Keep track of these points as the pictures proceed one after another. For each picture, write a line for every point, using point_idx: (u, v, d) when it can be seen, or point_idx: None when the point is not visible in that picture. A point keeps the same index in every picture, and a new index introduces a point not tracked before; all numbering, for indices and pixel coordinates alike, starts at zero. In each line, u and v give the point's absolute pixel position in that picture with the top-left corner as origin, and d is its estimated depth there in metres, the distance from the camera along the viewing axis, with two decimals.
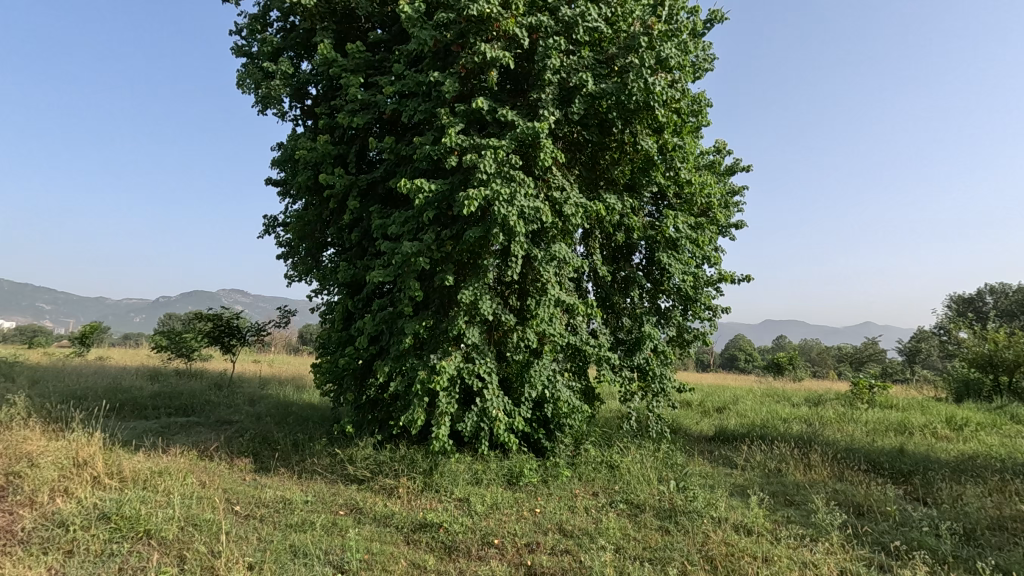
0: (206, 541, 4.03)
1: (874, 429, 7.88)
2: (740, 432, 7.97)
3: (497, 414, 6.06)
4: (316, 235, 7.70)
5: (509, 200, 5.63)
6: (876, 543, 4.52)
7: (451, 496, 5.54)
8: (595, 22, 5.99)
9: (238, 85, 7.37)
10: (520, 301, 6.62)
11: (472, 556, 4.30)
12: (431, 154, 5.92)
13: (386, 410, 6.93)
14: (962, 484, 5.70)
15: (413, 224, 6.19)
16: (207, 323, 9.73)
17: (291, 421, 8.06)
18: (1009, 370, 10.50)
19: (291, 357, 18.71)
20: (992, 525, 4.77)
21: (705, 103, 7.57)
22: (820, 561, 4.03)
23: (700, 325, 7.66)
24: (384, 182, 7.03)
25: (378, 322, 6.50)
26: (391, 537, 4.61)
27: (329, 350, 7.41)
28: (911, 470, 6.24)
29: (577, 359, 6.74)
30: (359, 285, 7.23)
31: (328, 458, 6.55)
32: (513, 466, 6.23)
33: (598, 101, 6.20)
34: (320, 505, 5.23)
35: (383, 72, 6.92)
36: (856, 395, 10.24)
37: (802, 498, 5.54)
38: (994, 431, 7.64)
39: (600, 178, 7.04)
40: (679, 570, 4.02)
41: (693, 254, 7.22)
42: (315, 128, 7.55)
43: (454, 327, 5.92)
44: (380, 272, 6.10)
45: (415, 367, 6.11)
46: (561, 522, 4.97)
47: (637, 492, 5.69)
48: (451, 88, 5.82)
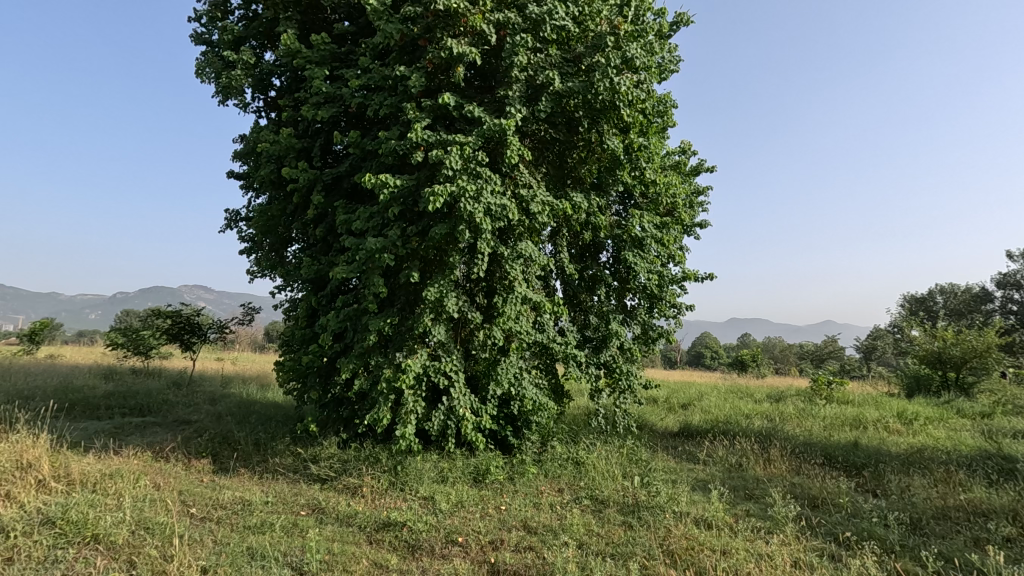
0: (157, 546, 3.89)
1: (831, 423, 8.19)
2: (704, 428, 8.14)
3: (463, 413, 6.04)
4: (280, 231, 7.52)
5: (475, 197, 5.61)
6: (828, 534, 4.70)
7: (416, 495, 5.49)
8: (561, 21, 5.97)
9: (197, 74, 7.15)
10: (487, 299, 6.66)
11: (436, 555, 4.27)
12: (397, 149, 5.86)
13: (351, 408, 6.83)
14: (910, 476, 5.97)
15: (379, 220, 6.11)
16: (165, 320, 9.35)
17: (253, 421, 7.85)
18: (957, 367, 11.03)
19: (256, 355, 18.25)
20: (936, 514, 5.01)
21: (671, 104, 7.70)
22: (775, 553, 4.14)
23: (666, 323, 7.76)
24: (349, 177, 6.92)
25: (343, 319, 6.39)
26: (353, 537, 4.54)
27: (293, 347, 7.25)
28: (863, 463, 6.50)
29: (545, 356, 6.79)
30: (323, 281, 7.11)
31: (291, 458, 6.41)
32: (480, 463, 6.23)
33: (565, 100, 6.28)
34: (280, 507, 5.11)
35: (350, 65, 6.78)
36: (815, 391, 10.61)
37: (761, 492, 5.71)
38: (941, 424, 8.02)
39: (568, 176, 7.11)
40: (640, 564, 4.08)
41: (658, 253, 7.36)
42: (279, 121, 7.37)
43: (420, 325, 5.87)
44: (344, 268, 5.97)
45: (380, 365, 6.05)
46: (526, 519, 5.00)
47: (601, 488, 5.76)
48: (417, 83, 5.76)
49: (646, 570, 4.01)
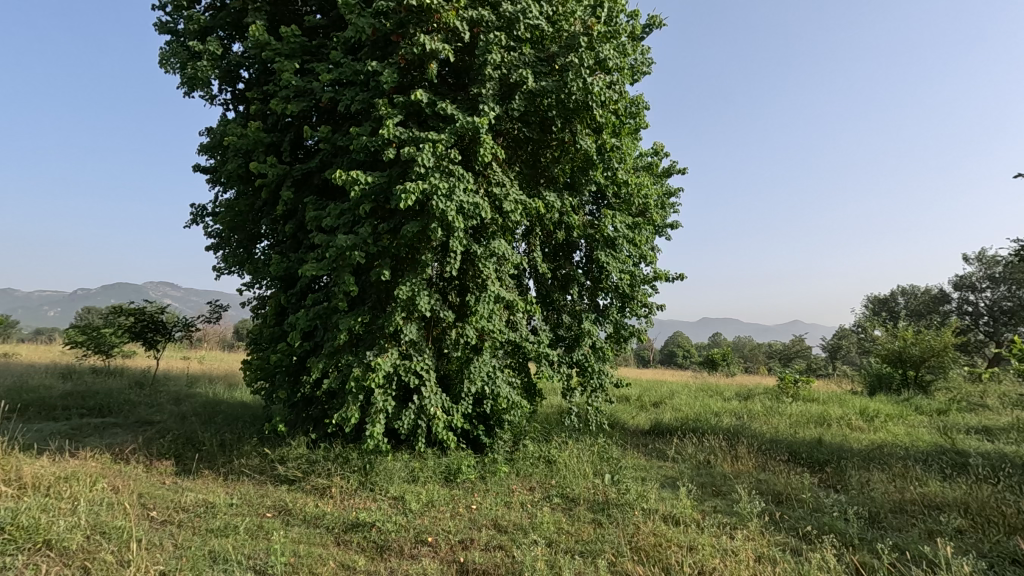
0: (114, 551, 3.76)
1: (797, 420, 8.40)
2: (674, 426, 8.27)
3: (434, 411, 6.00)
4: (248, 227, 7.35)
5: (447, 195, 5.57)
6: (791, 529, 4.82)
7: (386, 495, 5.44)
8: (536, 19, 6.00)
9: (161, 64, 6.94)
10: (460, 297, 6.62)
11: (404, 555, 4.23)
12: (368, 145, 5.77)
13: (321, 408, 6.72)
14: (870, 471, 6.17)
15: (350, 217, 6.02)
16: (127, 318, 9.04)
17: (219, 421, 7.66)
18: (916, 366, 11.46)
19: (224, 354, 17.83)
20: (894, 508, 5.19)
21: (643, 106, 7.78)
22: (740, 548, 4.22)
23: (637, 322, 7.85)
24: (320, 173, 6.80)
25: (313, 317, 6.27)
26: (320, 538, 4.46)
27: (261, 346, 7.09)
28: (826, 459, 6.69)
29: (517, 355, 6.80)
30: (293, 278, 6.98)
31: (258, 458, 6.28)
32: (451, 463, 6.20)
33: (538, 99, 6.32)
34: (246, 509, 4.99)
35: (321, 58, 6.66)
36: (782, 389, 10.88)
37: (727, 488, 5.83)
38: (900, 421, 8.31)
39: (540, 176, 7.12)
40: (608, 561, 4.12)
41: (631, 253, 7.44)
42: (246, 114, 7.19)
43: (391, 323, 5.80)
44: (313, 266, 5.86)
45: (350, 363, 5.96)
46: (496, 517, 4.99)
47: (572, 486, 5.80)
48: (389, 79, 5.69)
49: (614, 566, 4.05)
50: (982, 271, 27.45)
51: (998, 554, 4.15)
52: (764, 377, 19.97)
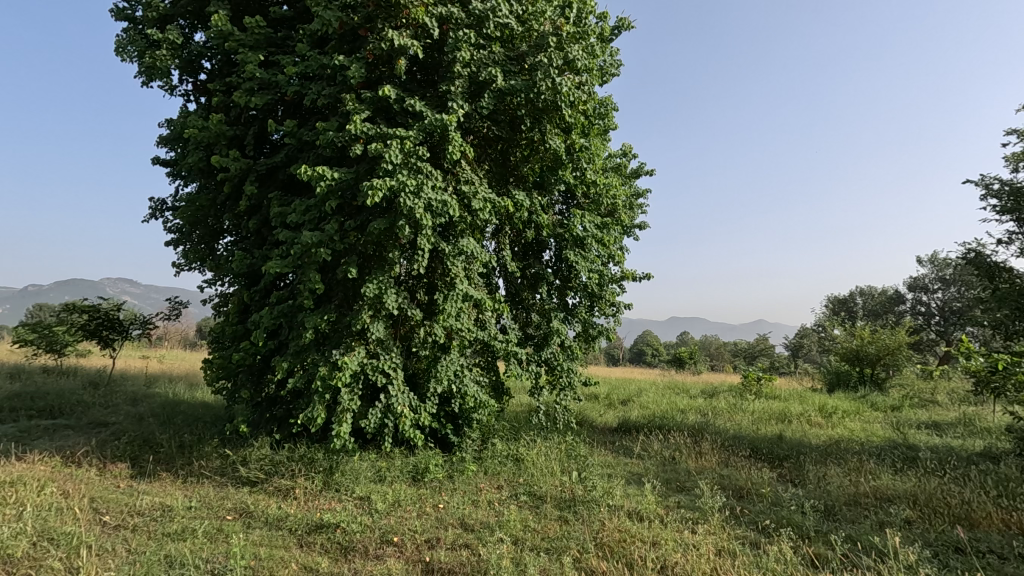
0: (62, 558, 3.61)
1: (759, 417, 8.63)
2: (642, 423, 8.40)
3: (401, 410, 5.95)
4: (210, 222, 7.14)
5: (415, 192, 5.51)
6: (751, 522, 4.95)
7: (352, 495, 5.37)
8: (505, 18, 6.03)
9: (118, 52, 6.68)
10: (428, 296, 6.58)
11: (369, 555, 4.19)
12: (335, 140, 5.67)
13: (286, 408, 6.60)
14: (827, 465, 6.38)
15: (316, 213, 5.91)
16: (80, 316, 8.68)
17: (177, 422, 7.43)
18: (872, 363, 11.90)
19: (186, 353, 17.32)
20: (848, 501, 5.38)
21: (612, 107, 7.86)
22: (701, 542, 4.31)
23: (606, 321, 7.92)
24: (285, 168, 6.67)
25: (277, 316, 6.14)
26: (282, 541, 4.37)
27: (223, 345, 6.90)
28: (786, 454, 6.89)
29: (486, 354, 6.81)
30: (257, 275, 6.83)
31: (219, 460, 6.12)
32: (418, 462, 6.15)
33: (508, 98, 6.32)
34: (204, 511, 4.85)
35: (287, 51, 6.52)
36: (746, 386, 11.15)
37: (691, 484, 5.95)
38: (857, 417, 8.62)
39: (510, 175, 7.11)
40: (573, 557, 4.16)
41: (599, 253, 7.52)
42: (209, 106, 6.99)
43: (358, 322, 5.72)
44: (277, 263, 5.74)
45: (316, 362, 5.86)
46: (462, 516, 4.98)
47: (540, 484, 5.82)
48: (357, 73, 5.61)
49: (579, 563, 4.08)
50: (934, 274, 28.69)
51: (943, 543, 4.35)
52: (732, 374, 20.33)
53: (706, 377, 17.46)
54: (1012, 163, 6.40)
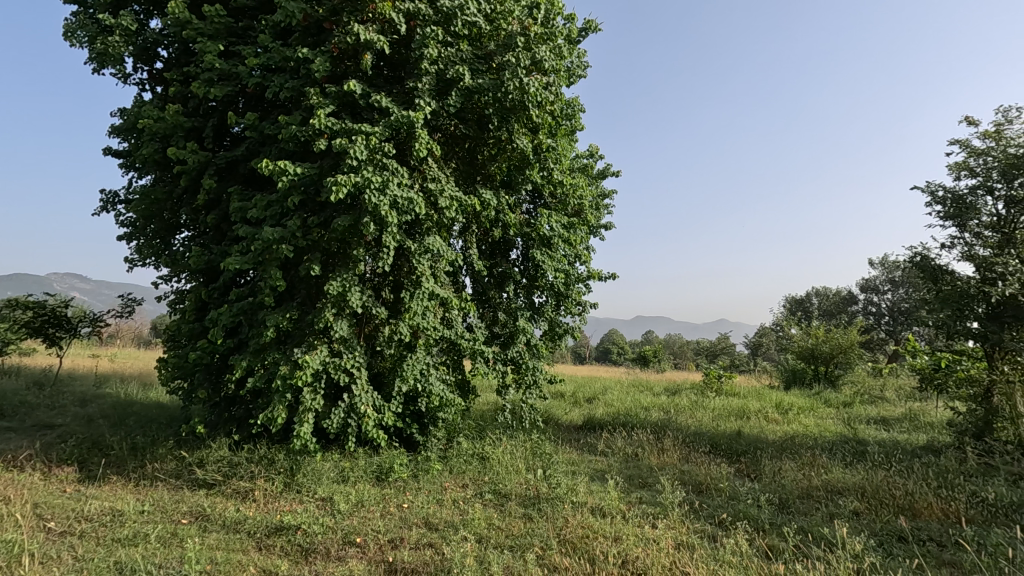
0: (2, 567, 3.46)
1: (719, 414, 8.87)
2: (606, 421, 8.52)
3: (365, 410, 5.89)
4: (166, 216, 6.91)
5: (380, 189, 5.46)
6: (709, 516, 5.09)
7: (313, 496, 5.29)
8: (473, 17, 6.03)
9: (66, 37, 6.40)
10: (394, 294, 6.53)
11: (331, 557, 4.14)
12: (297, 135, 5.57)
13: (245, 408, 6.46)
14: (782, 459, 6.61)
15: (277, 209, 5.79)
16: (25, 313, 8.29)
17: (129, 423, 7.18)
18: (827, 362, 12.36)
19: (140, 351, 16.74)
20: (801, 494, 5.59)
21: (579, 108, 7.94)
22: (661, 537, 4.42)
23: (571, 319, 8.01)
24: (246, 162, 6.51)
25: (237, 313, 5.99)
26: (240, 544, 4.28)
27: (179, 344, 6.70)
28: (743, 450, 7.10)
29: (452, 352, 6.80)
30: (215, 272, 6.65)
31: (173, 462, 5.95)
32: (383, 462, 6.11)
33: (475, 96, 6.32)
34: (157, 516, 4.71)
35: (248, 41, 6.36)
36: (707, 384, 11.44)
37: (653, 480, 6.08)
38: (811, 413, 8.95)
39: (477, 173, 7.13)
40: (536, 554, 4.21)
41: (566, 252, 7.60)
42: (165, 96, 6.76)
43: (320, 320, 5.63)
44: (237, 259, 5.60)
45: (276, 361, 5.75)
46: (427, 516, 4.97)
47: (504, 482, 5.85)
48: (321, 67, 5.51)
49: (542, 559, 4.13)
50: (884, 275, 29.92)
51: (887, 533, 4.57)
52: (694, 373, 20.81)
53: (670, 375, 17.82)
54: (955, 172, 6.74)
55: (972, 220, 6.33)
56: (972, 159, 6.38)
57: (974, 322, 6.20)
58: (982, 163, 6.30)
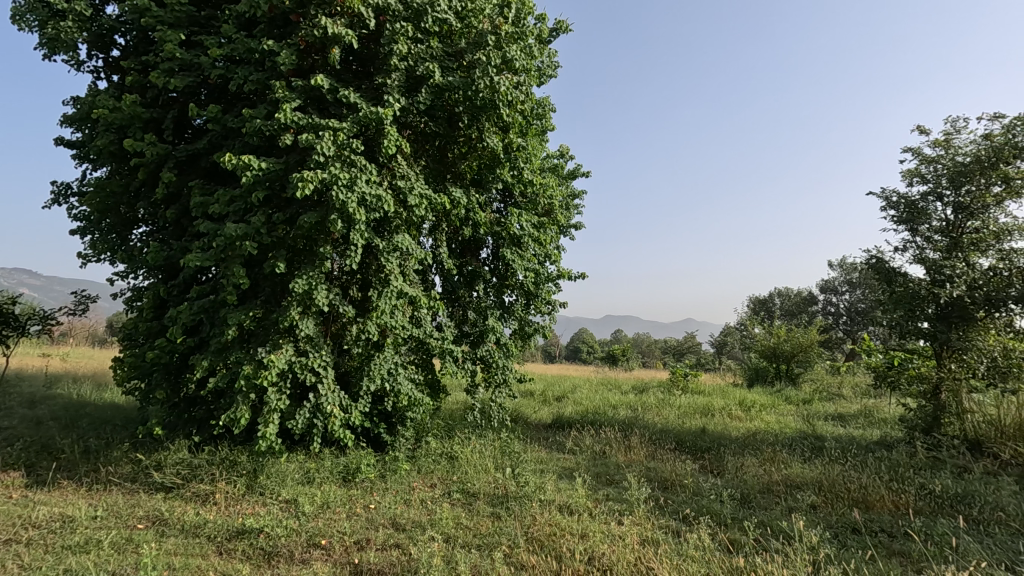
0: None
1: (684, 411, 9.04)
2: (575, 419, 8.60)
3: (332, 409, 5.81)
4: (123, 210, 6.68)
5: (348, 185, 5.39)
6: (673, 512, 5.20)
7: (277, 498, 5.20)
8: (443, 14, 6.00)
9: (16, 20, 6.13)
10: (362, 292, 6.46)
11: (295, 560, 4.08)
12: (262, 129, 5.45)
13: (207, 409, 6.30)
14: (744, 455, 6.78)
15: (241, 205, 5.65)
16: None
17: (82, 425, 6.92)
18: (788, 360, 12.73)
19: (96, 350, 16.15)
20: (762, 489, 5.75)
21: (549, 108, 7.98)
22: (627, 533, 4.48)
23: (541, 318, 8.05)
24: (208, 155, 6.34)
25: (198, 311, 5.83)
26: (200, 548, 4.18)
27: (135, 342, 6.48)
28: (707, 447, 7.26)
29: (421, 351, 6.77)
30: (175, 268, 6.46)
31: (129, 466, 5.76)
32: (349, 462, 6.03)
33: (445, 94, 6.29)
34: (112, 521, 4.55)
35: (211, 31, 6.19)
36: (673, 382, 11.64)
37: (619, 477, 6.17)
38: (773, 410, 9.21)
39: (447, 171, 7.08)
40: (504, 553, 4.22)
41: (535, 252, 7.63)
42: (122, 85, 6.53)
43: (285, 318, 5.52)
44: (198, 255, 5.45)
45: (240, 361, 5.62)
46: (394, 516, 4.94)
47: (473, 481, 5.85)
48: (287, 60, 5.41)
49: (509, 558, 4.15)
50: (841, 277, 30.94)
51: (842, 525, 4.73)
52: (665, 371, 21.17)
53: (638, 373, 18.07)
54: (907, 178, 7.02)
55: (923, 225, 6.60)
56: (923, 166, 6.65)
57: (923, 322, 6.47)
58: (932, 170, 6.58)
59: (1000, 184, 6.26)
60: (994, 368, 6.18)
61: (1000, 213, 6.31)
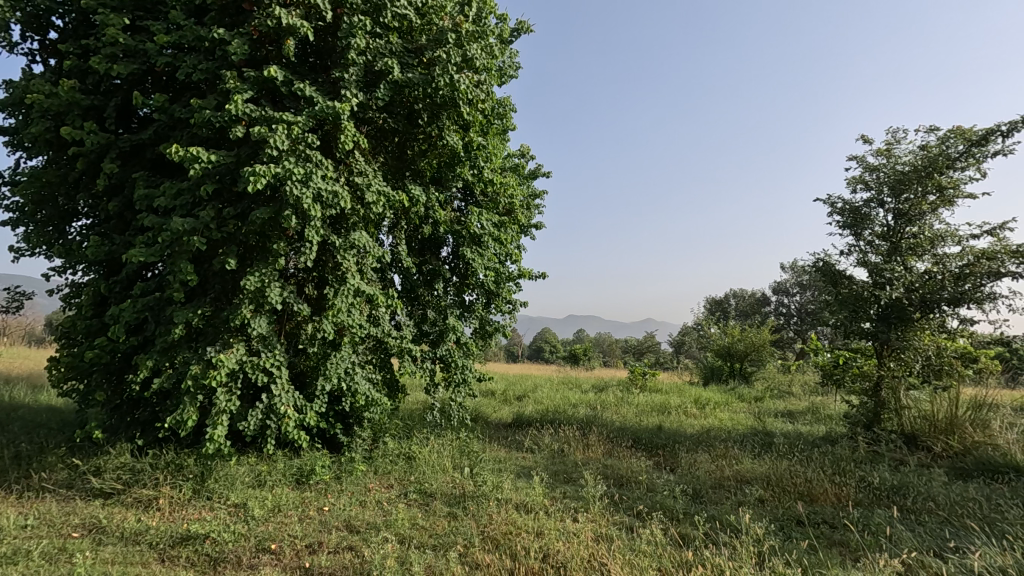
0: None
1: (642, 409, 9.22)
2: (535, 418, 8.64)
3: (285, 410, 5.63)
4: (59, 202, 6.30)
5: (303, 180, 5.24)
6: (628, 508, 5.29)
7: (225, 502, 5.01)
8: (403, 9, 5.90)
9: None
10: (318, 290, 6.31)
11: (242, 566, 3.95)
12: (212, 121, 5.23)
13: (151, 411, 6.02)
14: (698, 452, 6.96)
15: (189, 198, 5.42)
16: None
17: (13, 430, 6.51)
18: (741, 359, 13.16)
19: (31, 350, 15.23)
20: (713, 484, 5.91)
21: (510, 108, 7.99)
22: (581, 530, 4.53)
23: (501, 317, 8.05)
24: (154, 146, 6.06)
25: (142, 309, 5.56)
26: (140, 557, 3.99)
27: (73, 341, 6.13)
28: (663, 443, 7.42)
29: (379, 351, 6.66)
30: (117, 264, 6.15)
31: (65, 472, 5.45)
32: (304, 464, 5.89)
33: (405, 90, 6.19)
34: (43, 530, 4.30)
35: (157, 17, 5.91)
36: (632, 381, 11.84)
37: (577, 475, 6.23)
38: (726, 408, 9.50)
39: (407, 168, 6.98)
40: (459, 552, 4.20)
41: (496, 251, 7.62)
42: (59, 70, 6.17)
43: (236, 317, 5.32)
44: (142, 251, 5.20)
45: (187, 361, 5.40)
46: (348, 518, 4.84)
47: (430, 481, 5.80)
48: (239, 49, 5.20)
49: (464, 557, 4.13)
50: (792, 278, 32.20)
51: (787, 517, 4.92)
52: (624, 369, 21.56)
53: (599, 372, 18.32)
54: (851, 185, 7.35)
55: (867, 229, 6.92)
56: (867, 174, 6.97)
57: (865, 322, 6.81)
58: (874, 177, 6.90)
59: (934, 192, 6.64)
60: (928, 367, 6.54)
61: (934, 220, 6.70)
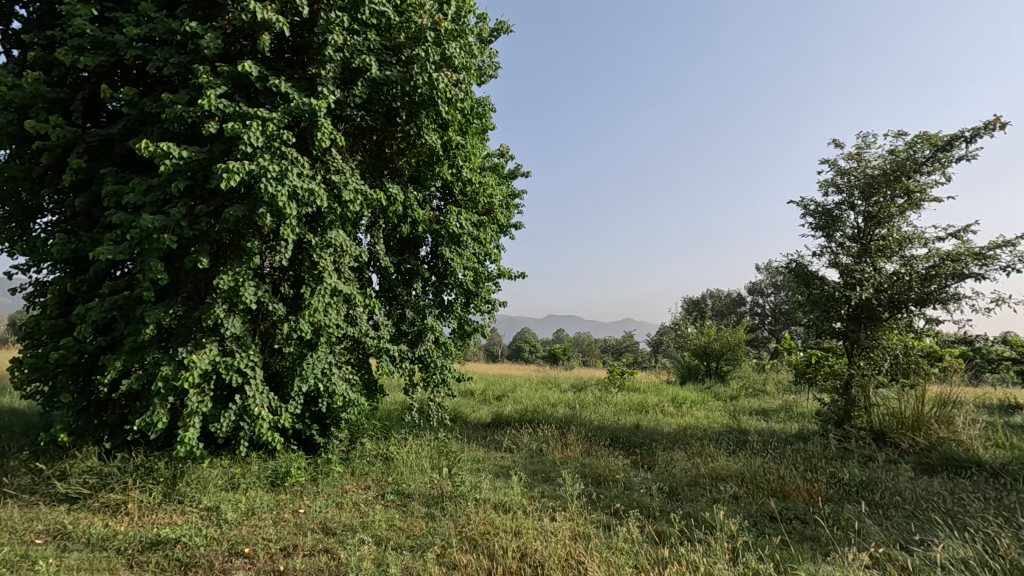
0: None
1: (620, 408, 9.29)
2: (514, 417, 8.64)
3: (259, 412, 5.50)
4: (23, 197, 6.10)
5: (278, 178, 5.16)
6: (605, 506, 5.32)
7: (197, 506, 4.91)
8: (381, 6, 5.85)
9: None
10: (294, 289, 6.22)
11: (214, 570, 3.87)
12: (184, 116, 5.11)
13: (120, 413, 5.87)
14: (674, 450, 7.04)
15: (160, 195, 5.29)
16: None
17: None
18: (717, 358, 13.35)
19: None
20: (689, 482, 5.99)
21: (489, 108, 7.97)
22: (559, 529, 4.54)
23: (480, 317, 8.02)
24: (123, 141, 5.91)
25: (111, 308, 5.42)
26: (107, 563, 3.89)
27: (38, 342, 5.95)
28: (641, 442, 7.49)
29: (357, 351, 6.59)
30: (84, 262, 5.98)
31: (28, 476, 5.28)
32: (278, 466, 5.80)
33: (383, 88, 6.13)
34: (5, 537, 4.16)
35: (127, 8, 5.76)
36: (610, 380, 11.92)
37: (555, 474, 6.25)
38: (703, 406, 9.63)
39: (385, 167, 6.93)
40: (436, 553, 4.18)
41: (475, 250, 7.61)
42: (23, 61, 5.97)
43: (208, 316, 5.21)
44: (110, 249, 5.06)
45: (157, 362, 5.27)
46: (324, 520, 4.78)
47: (408, 482, 5.76)
48: (212, 43, 5.10)
49: (442, 558, 4.11)
50: (766, 278, 32.79)
51: (760, 514, 5.00)
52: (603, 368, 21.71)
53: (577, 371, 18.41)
54: (823, 188, 7.51)
55: (838, 231, 7.07)
56: (838, 177, 7.13)
57: (836, 322, 6.93)
58: (845, 181, 7.06)
59: (903, 196, 6.82)
60: (896, 366, 6.71)
61: (902, 223, 6.88)
